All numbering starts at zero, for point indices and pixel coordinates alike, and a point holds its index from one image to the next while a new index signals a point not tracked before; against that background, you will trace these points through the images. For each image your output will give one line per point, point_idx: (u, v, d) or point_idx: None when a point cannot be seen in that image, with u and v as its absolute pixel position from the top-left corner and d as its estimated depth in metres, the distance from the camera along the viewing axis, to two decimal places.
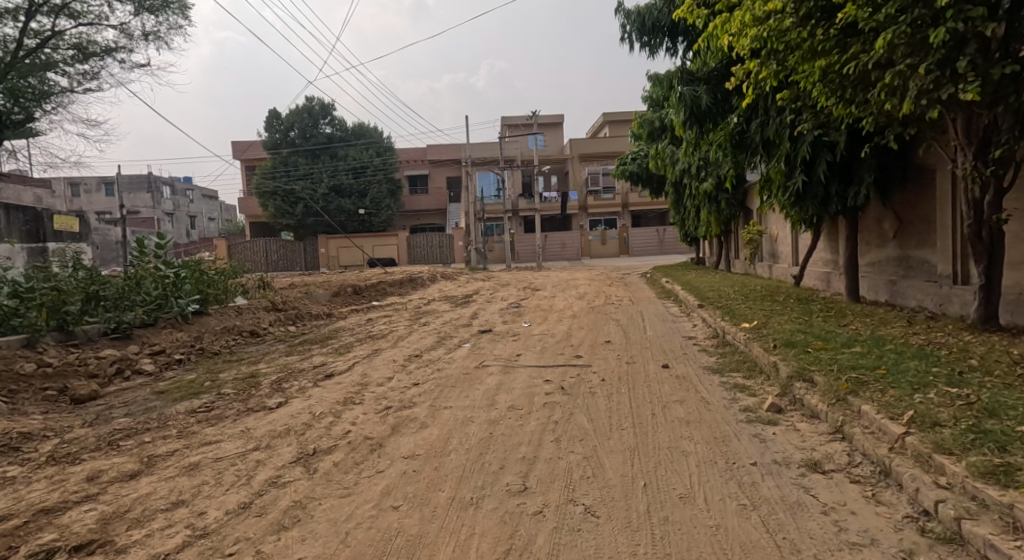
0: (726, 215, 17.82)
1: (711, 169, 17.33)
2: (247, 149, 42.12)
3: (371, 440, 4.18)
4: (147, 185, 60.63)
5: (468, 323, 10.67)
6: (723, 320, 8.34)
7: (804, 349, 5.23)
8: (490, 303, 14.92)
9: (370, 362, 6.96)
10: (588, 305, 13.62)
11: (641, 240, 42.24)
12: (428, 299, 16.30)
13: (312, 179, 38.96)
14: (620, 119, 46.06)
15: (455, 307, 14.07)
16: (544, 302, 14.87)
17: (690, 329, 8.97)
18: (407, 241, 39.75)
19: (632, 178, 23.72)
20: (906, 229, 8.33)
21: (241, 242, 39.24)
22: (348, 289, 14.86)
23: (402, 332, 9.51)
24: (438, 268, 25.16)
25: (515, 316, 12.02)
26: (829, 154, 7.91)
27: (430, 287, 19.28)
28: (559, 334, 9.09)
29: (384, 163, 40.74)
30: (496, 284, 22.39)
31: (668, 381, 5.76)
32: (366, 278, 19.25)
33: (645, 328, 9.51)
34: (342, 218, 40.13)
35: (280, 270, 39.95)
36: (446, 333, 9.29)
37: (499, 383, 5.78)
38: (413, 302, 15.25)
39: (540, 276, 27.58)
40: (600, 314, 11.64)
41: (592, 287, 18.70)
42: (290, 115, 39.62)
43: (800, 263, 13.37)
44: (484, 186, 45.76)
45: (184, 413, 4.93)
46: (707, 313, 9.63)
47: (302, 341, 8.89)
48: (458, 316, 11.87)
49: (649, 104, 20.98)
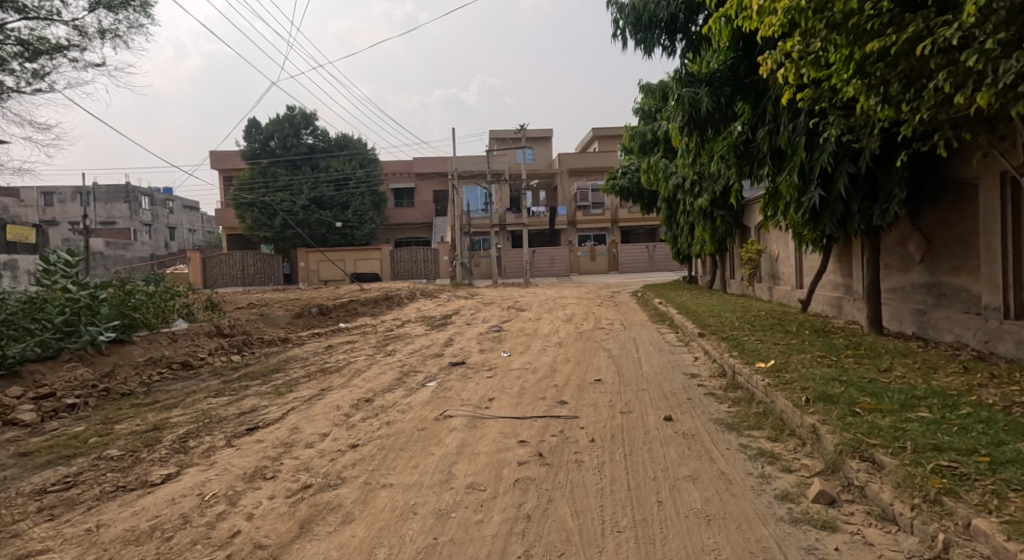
0: (721, 233, 16.86)
1: (706, 183, 16.49)
2: (226, 158, 40.82)
3: (264, 550, 2.94)
4: (125, 195, 58.93)
5: (441, 352, 9.48)
6: (729, 354, 7.19)
7: (850, 409, 4.06)
8: (469, 326, 13.69)
9: (309, 407, 5.73)
10: (574, 330, 12.47)
11: (631, 256, 41.33)
12: (403, 320, 15.03)
13: (292, 191, 37.77)
14: (609, 135, 45.48)
15: (431, 331, 12.85)
16: (527, 326, 13.69)
17: (691, 365, 7.84)
18: (390, 256, 38.49)
19: (622, 193, 22.78)
20: (938, 252, 7.26)
21: (216, 255, 37.72)
22: (313, 310, 13.57)
23: (361, 365, 8.28)
24: (419, 286, 23.90)
25: (494, 343, 10.83)
26: (852, 165, 6.86)
27: (407, 306, 18.00)
28: (541, 368, 7.92)
29: (367, 175, 39.64)
30: (479, 303, 21.15)
31: (673, 443, 4.58)
32: (339, 297, 17.94)
33: (639, 362, 8.34)
34: (322, 231, 38.82)
35: (256, 284, 38.38)
36: (412, 366, 8.08)
37: (460, 445, 4.57)
38: (385, 324, 13.98)
39: (527, 294, 26.42)
40: (588, 342, 10.48)
41: (580, 308, 17.55)
42: (271, 125, 38.56)
43: (805, 285, 12.35)
44: (471, 200, 44.73)
45: (26, 494, 3.66)
46: (709, 345, 8.49)
47: (241, 375, 7.62)
48: (431, 342, 10.67)
49: (641, 116, 20.07)
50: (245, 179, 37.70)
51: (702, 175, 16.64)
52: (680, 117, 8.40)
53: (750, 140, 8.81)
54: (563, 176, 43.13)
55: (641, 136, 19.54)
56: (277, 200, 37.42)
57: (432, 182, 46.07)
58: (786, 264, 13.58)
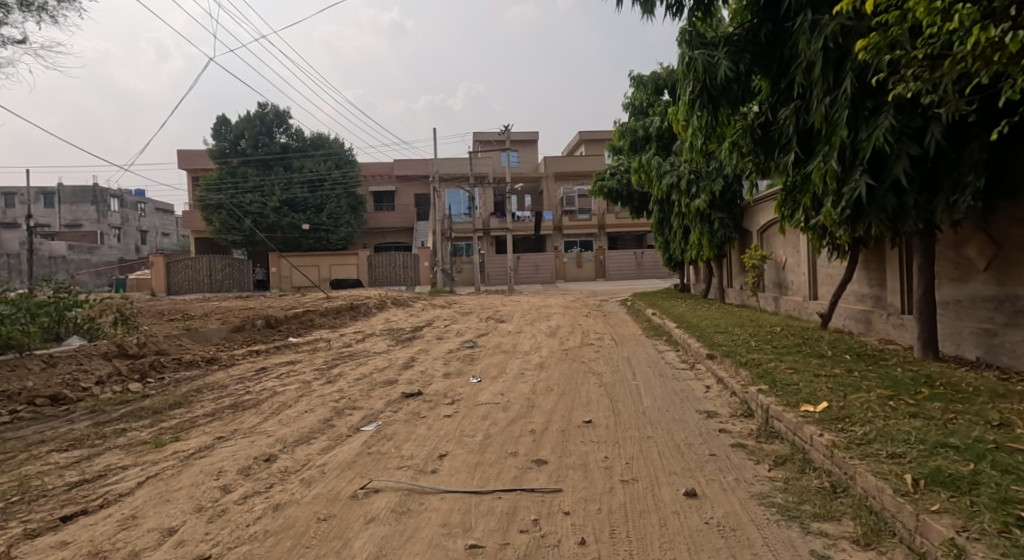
0: (720, 238, 15.50)
1: (705, 183, 15.11)
2: (193, 158, 38.83)
3: None
4: (93, 197, 56.45)
5: (396, 377, 7.80)
6: (755, 386, 5.61)
7: (1009, 513, 2.49)
8: (439, 340, 12.01)
9: (177, 473, 4.01)
10: (559, 347, 10.85)
11: (619, 263, 39.95)
12: (367, 334, 13.30)
13: (263, 193, 35.84)
14: (597, 138, 44.26)
15: (394, 348, 11.14)
16: (505, 340, 12.04)
17: (704, 397, 6.24)
18: (368, 261, 36.65)
19: (610, 196, 21.27)
20: (1014, 258, 5.79)
21: (181, 260, 35.60)
22: (258, 322, 11.80)
23: (289, 396, 6.55)
24: (392, 293, 22.15)
25: (464, 364, 9.16)
26: (915, 145, 5.37)
27: (375, 317, 16.25)
28: (516, 402, 6.25)
29: (343, 175, 37.82)
30: (456, 312, 19.49)
31: (709, 547, 2.95)
32: (297, 306, 16.15)
33: (638, 392, 6.72)
34: (296, 235, 36.90)
35: (224, 290, 36.25)
36: (353, 399, 6.38)
37: (374, 555, 2.89)
38: (344, 339, 12.25)
39: (510, 303, 24.80)
40: (575, 363, 8.85)
41: (565, 319, 15.96)
42: (241, 123, 36.68)
43: (819, 296, 10.91)
44: (453, 204, 43.07)
45: None
46: (724, 371, 6.92)
47: (124, 413, 5.87)
48: (389, 363, 8.98)
49: (631, 111, 18.68)
50: (212, 179, 35.67)
51: (701, 174, 15.31)
52: (690, 87, 6.87)
53: (770, 123, 7.32)
54: (549, 180, 41.77)
55: (633, 133, 18.18)
56: (247, 201, 35.46)
57: (413, 185, 44.43)
58: (796, 271, 12.19)
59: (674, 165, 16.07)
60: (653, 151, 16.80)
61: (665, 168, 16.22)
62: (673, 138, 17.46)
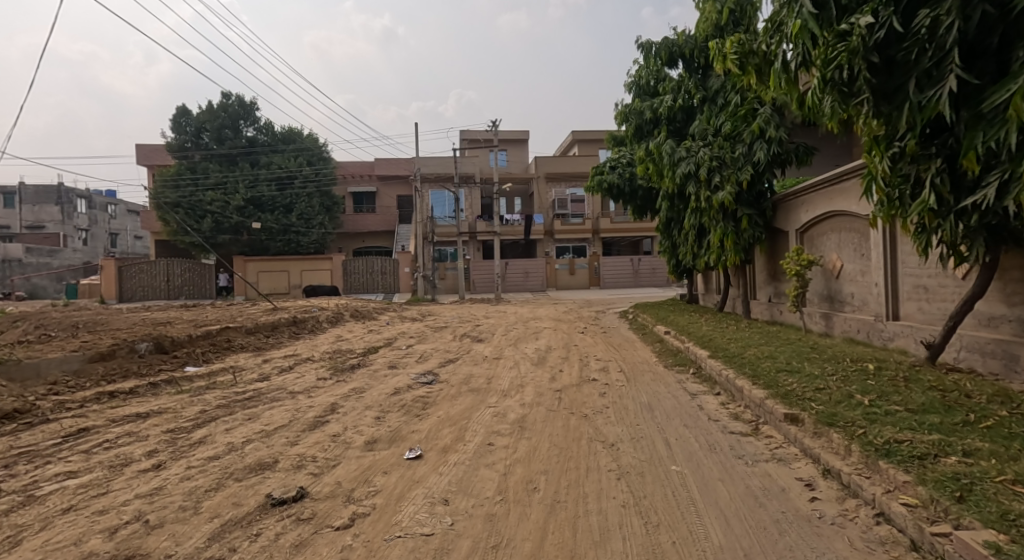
0: (747, 239, 12.82)
1: (733, 173, 12.43)
2: (152, 153, 35.74)
3: None
4: (57, 197, 52.93)
5: (280, 452, 4.73)
6: (963, 527, 2.67)
7: None
8: (389, 372, 8.99)
9: None
10: (547, 385, 7.83)
11: (614, 271, 37.08)
12: (299, 361, 10.20)
13: (226, 190, 32.83)
14: (590, 138, 41.63)
15: (322, 385, 8.06)
16: (478, 372, 9.06)
17: (823, 523, 3.28)
18: (343, 267, 33.61)
19: (610, 191, 18.38)
20: None
21: (135, 264, 32.35)
22: (141, 346, 8.69)
23: (41, 511, 3.48)
24: (358, 304, 19.05)
25: (408, 419, 6.12)
26: None
27: (322, 336, 13.15)
28: (465, 536, 3.25)
29: (315, 173, 34.83)
30: (428, 327, 16.45)
31: None
32: (227, 321, 13.02)
33: (693, 503, 3.69)
34: (262, 238, 33.74)
35: (182, 297, 33.00)
36: (155, 521, 3.34)
37: None
38: (262, 370, 9.13)
39: (496, 314, 21.78)
40: (574, 422, 5.81)
41: (558, 339, 12.99)
42: (202, 116, 33.60)
43: (901, 314, 8.16)
44: (437, 206, 40.09)
45: None
46: (837, 457, 3.97)
47: None
48: (292, 417, 5.91)
49: (635, 91, 15.93)
50: (169, 175, 32.49)
51: (724, 160, 12.62)
52: None
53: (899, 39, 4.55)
54: (540, 181, 38.88)
55: (641, 115, 15.41)
56: (208, 200, 32.29)
57: (395, 186, 41.41)
58: (859, 282, 9.39)
59: (690, 151, 13.30)
60: (664, 134, 14.04)
61: (679, 155, 13.40)
62: (686, 122, 14.75)
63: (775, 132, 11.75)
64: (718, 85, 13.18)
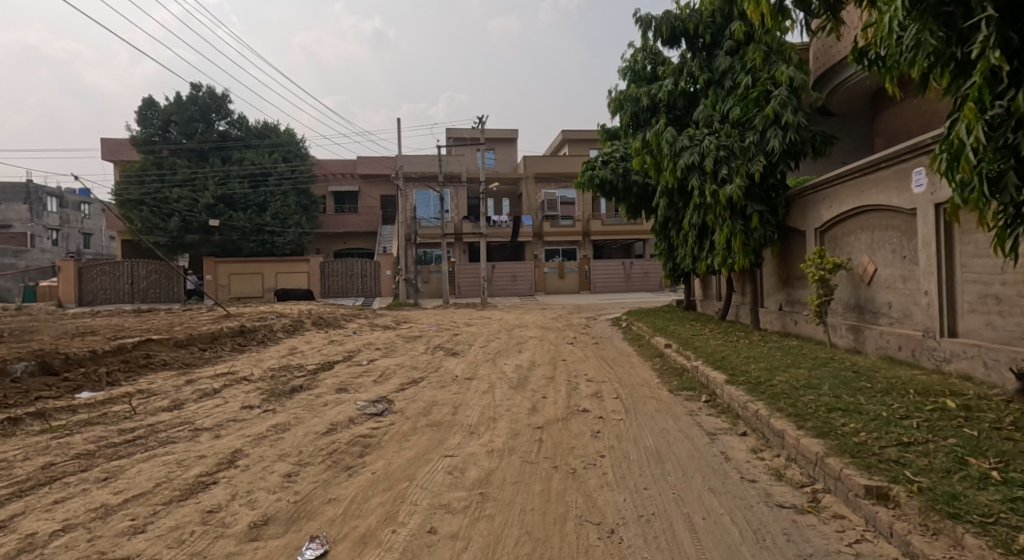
0: (758, 240, 11.32)
1: (745, 165, 10.93)
2: (117, 147, 33.80)
3: None
4: (25, 195, 50.40)
5: (109, 548, 3.11)
6: None
7: None
8: (335, 398, 7.33)
9: None
10: (526, 419, 6.20)
11: (605, 274, 35.61)
12: (230, 381, 8.50)
13: (195, 187, 30.98)
14: (581, 138, 40.18)
15: (241, 418, 6.38)
16: (446, 397, 7.44)
17: None
18: (321, 269, 31.85)
19: (601, 188, 16.82)
20: None
21: (96, 265, 30.36)
22: (18, 367, 6.97)
23: None
24: (327, 311, 17.28)
25: (332, 476, 4.48)
26: None
27: (271, 349, 11.39)
28: None
29: (291, 170, 33.10)
30: (400, 336, 14.77)
31: None
32: (161, 331, 11.27)
33: None
34: (234, 238, 31.87)
35: (148, 301, 31.05)
36: None
37: None
38: (176, 396, 7.42)
39: (479, 321, 20.11)
40: (558, 485, 4.19)
41: (545, 352, 11.38)
42: (170, 107, 31.72)
43: (960, 329, 6.70)
44: (421, 206, 38.40)
45: None
46: None
47: None
48: (167, 475, 4.27)
49: (630, 77, 14.44)
50: (134, 170, 30.62)
51: (732, 150, 11.16)
52: None
53: None
54: (528, 181, 37.33)
55: (638, 101, 13.87)
56: (174, 197, 30.45)
57: (377, 186, 39.64)
58: (899, 289, 7.91)
59: (693, 139, 11.80)
60: (664, 121, 12.54)
61: (681, 144, 11.88)
62: (687, 109, 13.27)
63: (792, 116, 10.30)
64: (725, 65, 11.72)
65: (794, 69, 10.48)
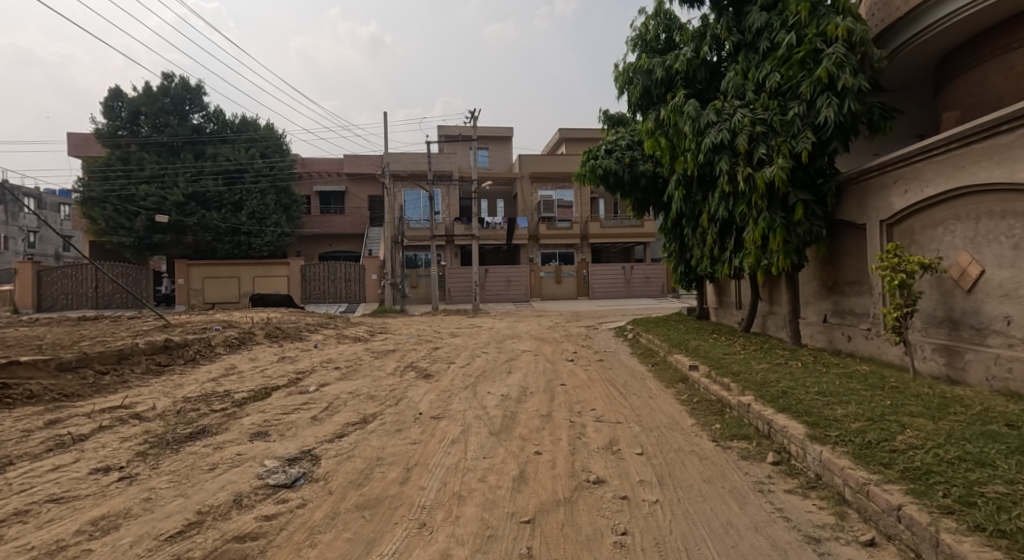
0: (802, 236, 9.18)
1: (791, 143, 8.79)
2: (85, 142, 31.59)
3: None
4: None
5: None
6: None
7: None
8: (236, 454, 5.10)
9: None
10: (508, 503, 3.97)
11: (604, 279, 33.45)
12: (113, 422, 6.27)
13: (163, 183, 28.60)
14: (579, 136, 38.15)
15: (70, 495, 4.15)
16: (397, 451, 5.22)
17: None
18: (301, 272, 29.38)
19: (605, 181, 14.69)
20: None
21: (56, 268, 28.04)
22: None
23: None
24: (293, 321, 15.01)
25: None
26: None
27: (200, 370, 9.17)
28: None
29: (269, 166, 30.93)
30: (371, 351, 12.54)
31: None
32: (60, 348, 9.02)
33: None
34: (207, 239, 29.60)
35: (113, 307, 28.76)
36: None
37: None
38: (9, 450, 5.18)
39: (469, 331, 17.86)
40: None
41: (540, 374, 9.18)
42: (138, 98, 29.52)
43: None
44: (410, 207, 36.21)
45: None
46: None
47: None
48: None
49: (639, 49, 12.33)
50: (97, 165, 28.39)
51: (771, 124, 9.04)
52: None
53: None
54: (524, 180, 35.17)
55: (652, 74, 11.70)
56: (141, 194, 28.17)
57: (364, 185, 37.42)
58: None
59: (721, 114, 9.65)
60: (683, 94, 10.38)
61: (707, 118, 9.72)
62: (709, 83, 11.15)
63: (851, 80, 8.20)
64: (759, 23, 9.59)
65: (851, 21, 8.42)
